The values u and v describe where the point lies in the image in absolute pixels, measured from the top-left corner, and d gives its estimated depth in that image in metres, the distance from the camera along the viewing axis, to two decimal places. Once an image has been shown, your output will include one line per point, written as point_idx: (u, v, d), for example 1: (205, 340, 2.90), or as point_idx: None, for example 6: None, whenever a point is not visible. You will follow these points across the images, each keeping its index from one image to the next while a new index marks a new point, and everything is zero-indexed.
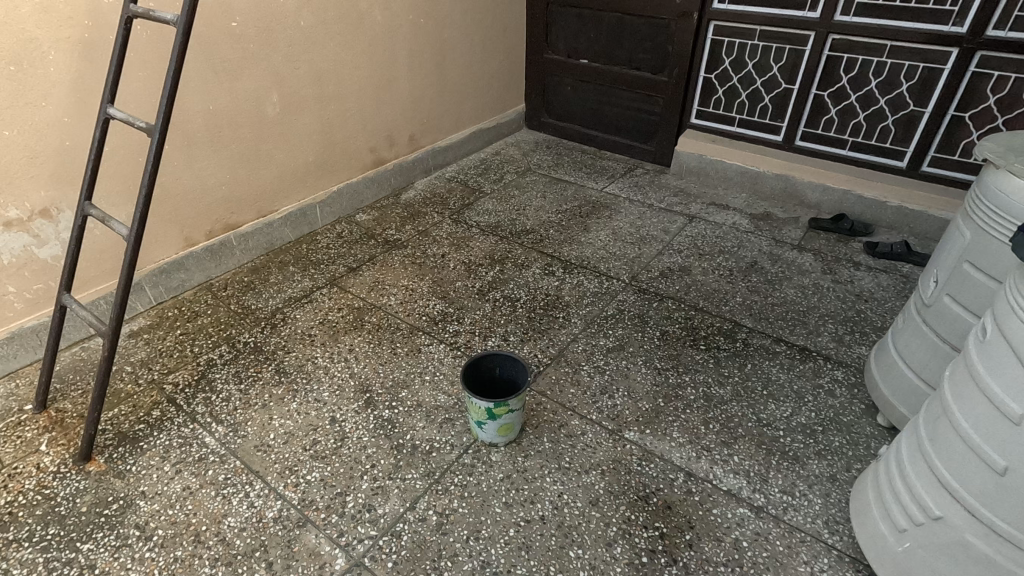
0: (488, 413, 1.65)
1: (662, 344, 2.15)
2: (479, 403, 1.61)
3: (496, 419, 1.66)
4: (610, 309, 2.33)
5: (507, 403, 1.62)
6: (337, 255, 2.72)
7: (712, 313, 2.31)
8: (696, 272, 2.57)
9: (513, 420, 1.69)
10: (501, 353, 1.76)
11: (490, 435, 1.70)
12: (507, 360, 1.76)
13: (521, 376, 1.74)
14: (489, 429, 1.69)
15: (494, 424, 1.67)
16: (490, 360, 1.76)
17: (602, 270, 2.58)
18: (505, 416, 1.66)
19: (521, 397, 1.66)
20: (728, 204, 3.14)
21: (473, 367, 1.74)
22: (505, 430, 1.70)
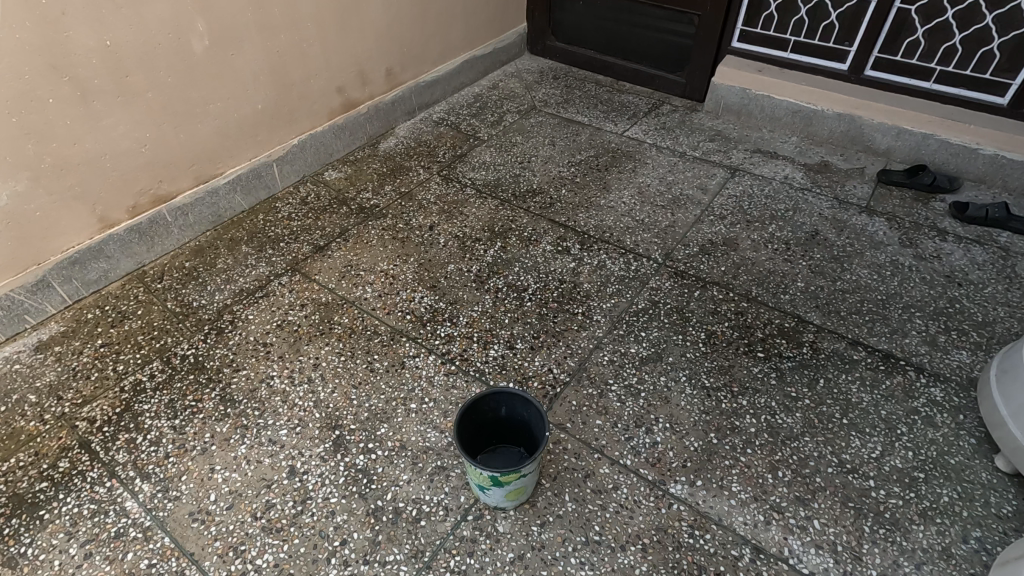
0: (494, 480, 1.23)
1: (710, 352, 1.70)
2: (482, 472, 1.20)
3: (504, 486, 1.25)
4: (641, 302, 1.87)
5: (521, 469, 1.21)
6: (301, 228, 2.20)
7: (768, 305, 1.85)
8: (744, 247, 2.08)
9: (527, 482, 1.28)
10: (509, 389, 1.33)
11: (496, 500, 1.30)
12: (518, 398, 1.33)
13: (538, 422, 1.32)
14: (494, 495, 1.28)
15: (502, 490, 1.27)
16: (490, 397, 1.34)
17: (629, 247, 2.10)
18: (517, 482, 1.25)
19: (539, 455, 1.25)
20: (777, 152, 2.58)
21: (469, 412, 1.32)
22: (516, 495, 1.30)
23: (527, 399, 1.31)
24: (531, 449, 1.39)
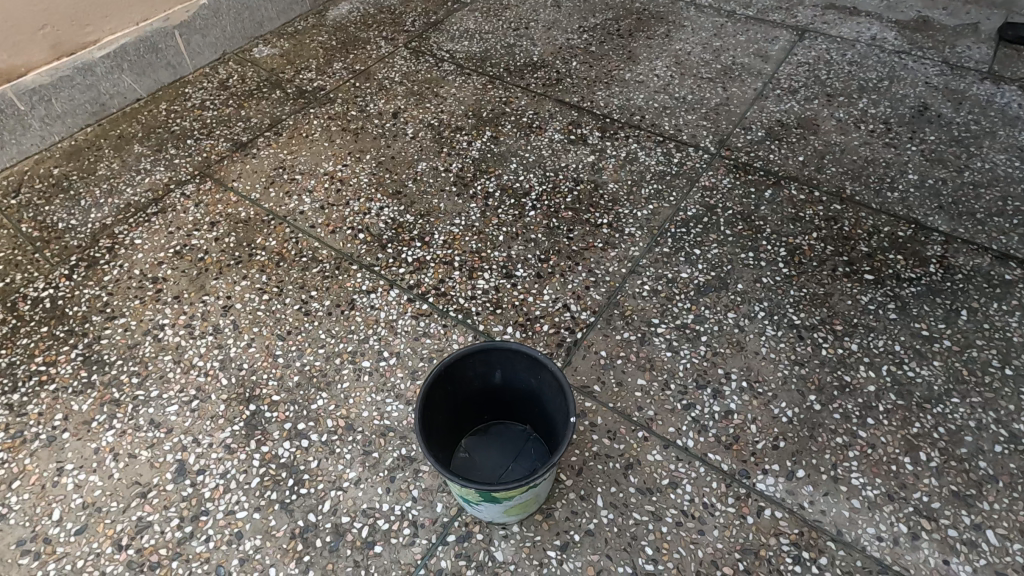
0: (484, 493, 0.76)
1: (796, 276, 1.18)
2: (463, 485, 0.72)
3: (501, 500, 0.77)
4: (690, 207, 1.32)
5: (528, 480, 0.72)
6: (216, 121, 1.60)
7: (871, 208, 1.31)
8: (828, 130, 1.50)
9: (538, 490, 0.81)
10: (505, 344, 0.82)
11: (490, 516, 0.83)
12: (520, 357, 0.83)
13: (554, 396, 0.82)
14: (487, 510, 0.81)
15: (498, 504, 0.80)
16: (476, 357, 0.83)
17: (668, 133, 1.51)
18: (521, 493, 0.78)
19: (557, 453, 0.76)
20: (858, 8, 1.93)
21: (442, 381, 0.82)
22: (520, 508, 0.83)
23: (536, 359, 0.81)
24: (542, 430, 0.91)
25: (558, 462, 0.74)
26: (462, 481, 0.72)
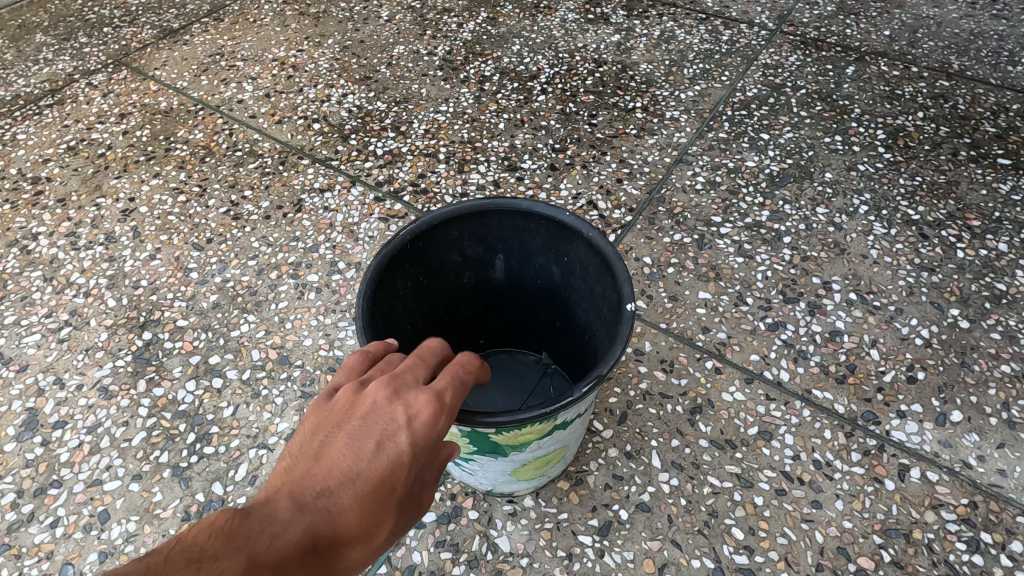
0: (472, 438, 0.46)
1: (904, 163, 0.87)
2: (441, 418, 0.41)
3: (503, 451, 0.48)
4: (750, 88, 1.01)
5: (554, 408, 0.42)
6: (143, 8, 1.28)
7: (990, 84, 0.99)
8: (916, 3, 1.18)
9: (563, 439, 0.51)
10: (513, 206, 0.52)
11: (483, 482, 0.54)
12: (537, 228, 0.53)
13: (591, 286, 0.53)
14: (478, 471, 0.51)
15: (498, 461, 0.50)
16: (465, 229, 0.54)
17: (713, 11, 1.19)
18: (537, 439, 0.48)
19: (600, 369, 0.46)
20: None
21: (411, 264, 0.52)
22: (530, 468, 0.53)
23: (561, 226, 0.51)
24: (570, 352, 0.61)
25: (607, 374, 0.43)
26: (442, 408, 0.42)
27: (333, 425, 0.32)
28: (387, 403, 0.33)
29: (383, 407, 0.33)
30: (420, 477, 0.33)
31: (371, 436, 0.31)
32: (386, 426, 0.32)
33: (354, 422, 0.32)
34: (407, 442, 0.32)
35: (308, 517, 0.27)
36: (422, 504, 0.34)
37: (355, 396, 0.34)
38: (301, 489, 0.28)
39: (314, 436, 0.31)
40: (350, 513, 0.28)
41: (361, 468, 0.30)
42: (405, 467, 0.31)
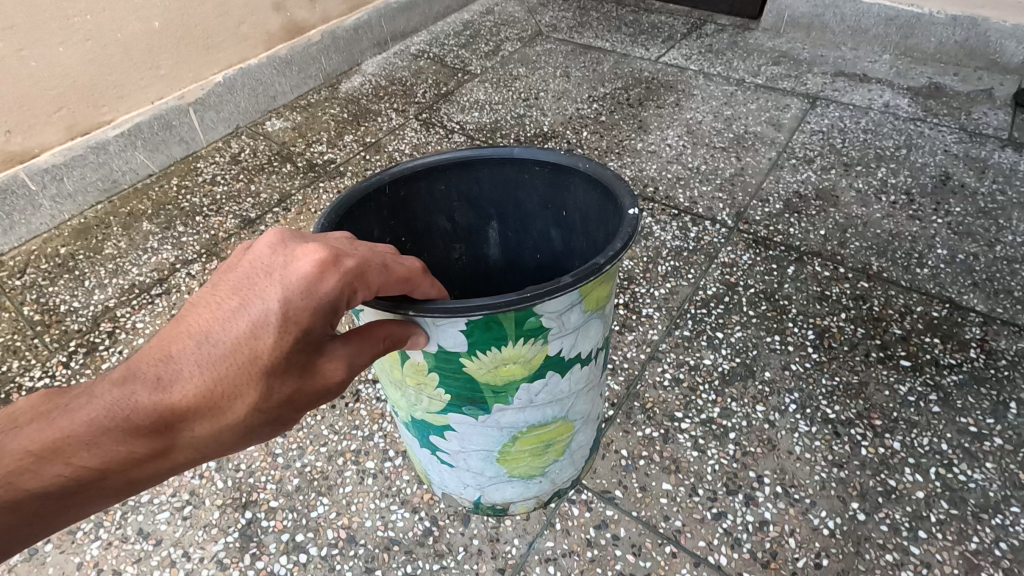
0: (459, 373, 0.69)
1: (826, 363, 1.11)
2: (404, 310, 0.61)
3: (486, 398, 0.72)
4: (710, 286, 1.27)
5: (526, 298, 0.60)
6: (226, 197, 1.60)
7: (901, 285, 1.24)
8: (848, 202, 1.46)
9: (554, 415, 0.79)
10: (488, 172, 0.85)
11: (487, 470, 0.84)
12: (530, 181, 0.84)
13: (585, 225, 0.83)
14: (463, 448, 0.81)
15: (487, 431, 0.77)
16: (451, 183, 0.84)
17: (683, 206, 1.48)
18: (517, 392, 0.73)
19: (594, 304, 0.70)
20: (868, 74, 1.95)
21: (389, 216, 0.82)
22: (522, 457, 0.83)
23: (554, 175, 0.81)
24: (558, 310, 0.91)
25: (604, 268, 0.64)
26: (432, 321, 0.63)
27: (226, 289, 0.54)
28: (269, 273, 0.54)
29: (265, 276, 0.54)
30: (303, 347, 0.54)
31: (241, 300, 0.53)
32: (260, 297, 0.53)
33: (233, 290, 0.54)
34: (271, 302, 0.52)
35: (176, 365, 0.51)
36: (309, 361, 0.55)
37: (252, 265, 0.56)
38: (179, 344, 0.52)
39: (211, 296, 0.54)
40: (206, 361, 0.51)
41: (229, 332, 0.52)
42: (265, 324, 0.52)
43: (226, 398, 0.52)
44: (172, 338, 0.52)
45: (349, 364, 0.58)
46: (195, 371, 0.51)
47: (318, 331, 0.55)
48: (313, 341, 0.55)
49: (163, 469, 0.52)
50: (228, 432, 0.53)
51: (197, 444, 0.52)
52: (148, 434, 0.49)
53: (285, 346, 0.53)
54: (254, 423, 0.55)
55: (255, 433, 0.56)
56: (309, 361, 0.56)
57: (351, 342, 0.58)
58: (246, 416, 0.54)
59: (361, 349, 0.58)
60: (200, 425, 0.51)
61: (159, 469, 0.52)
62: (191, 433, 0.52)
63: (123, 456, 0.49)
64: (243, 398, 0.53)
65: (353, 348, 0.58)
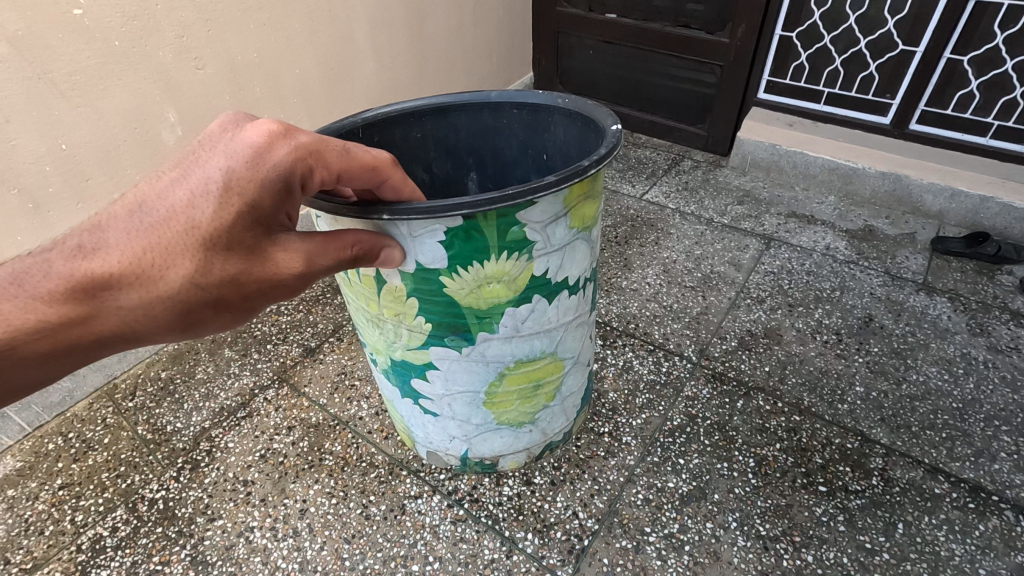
0: (446, 292, 1.06)
1: (762, 486, 1.45)
2: (377, 213, 0.92)
3: (470, 325, 1.12)
4: (676, 416, 1.62)
5: (493, 200, 0.90)
6: (290, 326, 1.99)
7: (825, 419, 1.59)
8: (789, 339, 1.83)
9: (532, 349, 1.23)
10: (466, 108, 1.31)
11: (486, 416, 1.35)
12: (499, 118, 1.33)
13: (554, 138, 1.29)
14: (447, 392, 1.27)
15: (473, 368, 1.22)
16: (436, 120, 1.32)
17: (657, 341, 1.86)
18: (500, 320, 1.13)
19: (577, 225, 1.09)
20: (815, 215, 2.36)
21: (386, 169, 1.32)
22: (512, 403, 1.33)
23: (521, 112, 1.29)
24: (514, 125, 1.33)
25: (588, 168, 0.96)
26: (409, 234, 0.98)
27: (195, 165, 0.84)
28: (226, 155, 0.83)
29: (222, 158, 0.83)
30: (251, 224, 0.84)
31: (204, 170, 0.83)
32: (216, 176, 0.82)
33: (203, 160, 0.84)
34: (224, 172, 0.82)
35: (158, 230, 0.81)
36: (260, 224, 0.85)
37: (218, 146, 0.85)
38: (159, 202, 0.82)
39: (187, 168, 0.84)
40: (178, 220, 0.81)
41: (193, 193, 0.82)
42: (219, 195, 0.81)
43: (161, 272, 0.81)
44: (153, 202, 0.82)
45: (303, 253, 0.88)
46: (169, 228, 0.81)
47: (271, 207, 0.85)
48: (257, 231, 0.85)
49: (111, 330, 0.84)
50: (165, 304, 0.83)
51: (136, 309, 0.82)
52: (95, 295, 0.80)
53: (234, 222, 0.82)
54: (195, 302, 0.85)
55: (197, 308, 0.86)
56: (259, 244, 0.85)
57: (311, 240, 0.89)
58: (180, 284, 0.82)
59: (323, 250, 0.89)
60: (135, 290, 0.81)
61: (109, 328, 0.84)
62: (125, 298, 0.81)
63: (81, 309, 0.80)
64: (179, 274, 0.81)
65: (301, 238, 0.88)
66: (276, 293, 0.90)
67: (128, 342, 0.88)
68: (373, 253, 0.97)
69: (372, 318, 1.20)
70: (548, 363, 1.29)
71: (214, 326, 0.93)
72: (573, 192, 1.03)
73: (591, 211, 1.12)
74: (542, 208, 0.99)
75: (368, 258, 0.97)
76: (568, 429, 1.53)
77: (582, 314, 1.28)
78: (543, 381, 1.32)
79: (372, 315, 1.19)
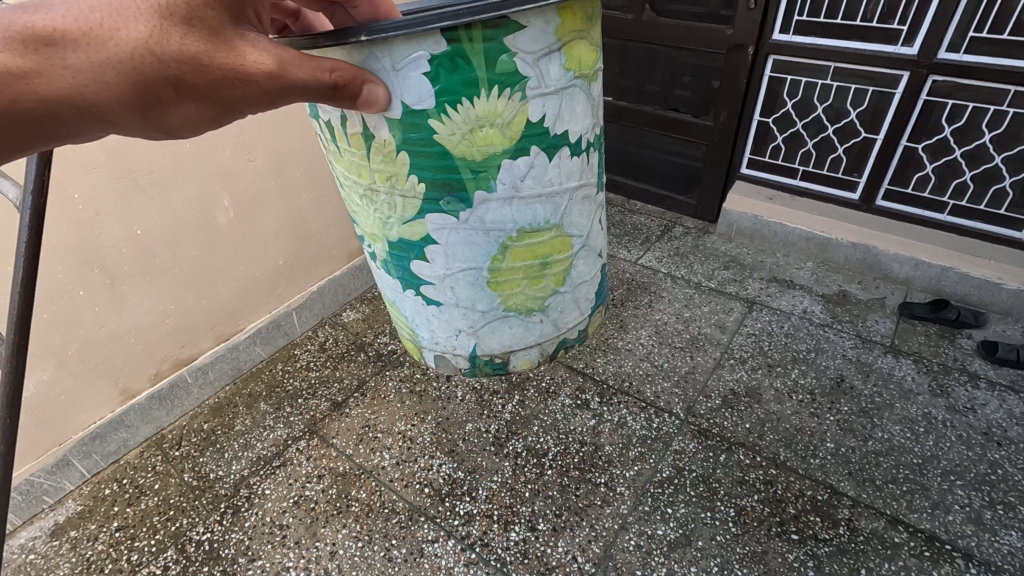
0: (438, 139, 1.28)
1: (741, 534, 1.63)
2: (352, 36, 1.07)
3: (467, 180, 1.35)
4: (665, 469, 1.82)
5: (472, 12, 1.08)
6: (319, 381, 2.21)
7: (798, 472, 1.78)
8: (768, 398, 2.04)
9: (535, 218, 1.48)
10: None
11: (495, 300, 1.67)
12: None
13: None
14: (449, 271, 1.58)
15: (474, 239, 1.49)
16: None
17: (649, 399, 2.06)
18: (496, 175, 1.35)
19: (568, 68, 1.30)
20: (794, 280, 2.59)
21: None
22: (519, 281, 1.62)
23: None
24: None
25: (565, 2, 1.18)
26: (393, 68, 1.17)
27: None
28: None
29: None
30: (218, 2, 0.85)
31: None
32: None
33: None
34: None
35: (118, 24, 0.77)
36: (233, 48, 0.86)
37: None
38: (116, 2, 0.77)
39: None
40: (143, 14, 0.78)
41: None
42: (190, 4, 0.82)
43: (113, 32, 0.76)
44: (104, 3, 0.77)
45: (277, 55, 0.90)
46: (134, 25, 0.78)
47: None
48: (219, 15, 0.86)
49: (56, 97, 0.75)
50: (121, 67, 0.78)
51: (86, 71, 0.75)
52: (39, 45, 0.72)
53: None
54: (158, 79, 0.81)
55: (158, 89, 0.82)
56: (227, 32, 0.86)
57: (286, 51, 0.92)
58: (138, 49, 0.78)
59: (300, 61, 0.93)
60: (87, 47, 0.75)
61: (53, 94, 0.74)
62: (76, 57, 0.74)
63: (22, 64, 0.71)
64: (136, 35, 0.78)
65: (274, 68, 0.90)
66: (245, 91, 0.89)
67: (65, 118, 0.77)
68: (349, 84, 1.05)
69: (367, 190, 1.48)
70: (552, 239, 1.56)
71: (171, 117, 0.88)
72: (562, 25, 1.23)
73: (583, 57, 1.32)
74: (533, 38, 1.19)
75: (342, 89, 1.04)
76: (579, 326, 1.91)
77: (582, 184, 1.52)
78: (551, 258, 1.60)
79: (366, 186, 1.46)
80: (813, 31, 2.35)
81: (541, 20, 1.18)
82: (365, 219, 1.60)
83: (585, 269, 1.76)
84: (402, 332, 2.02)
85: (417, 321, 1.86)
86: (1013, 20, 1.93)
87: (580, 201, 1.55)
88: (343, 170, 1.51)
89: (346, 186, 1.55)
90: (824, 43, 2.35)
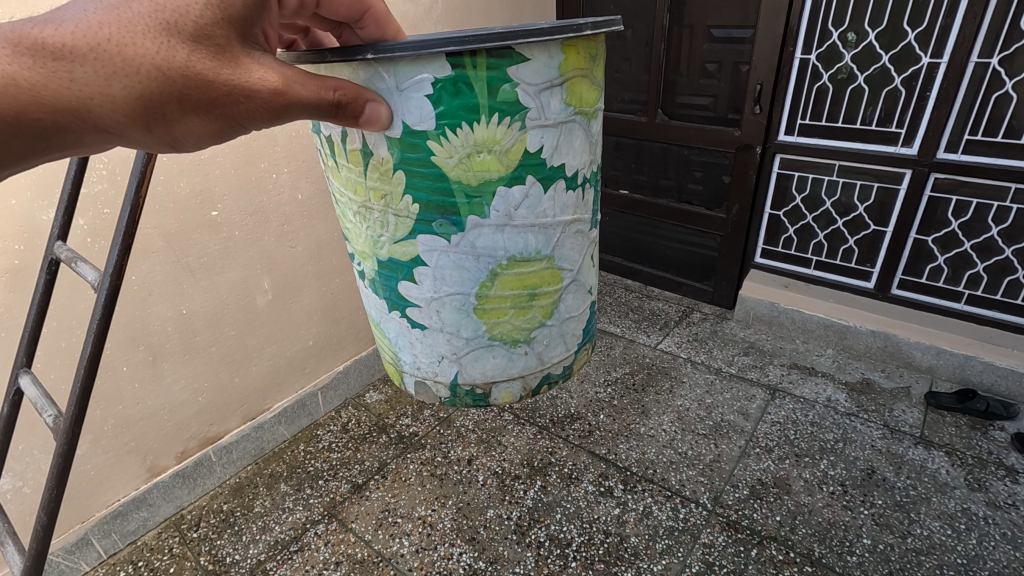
0: (434, 161, 0.93)
1: None
2: (362, 56, 0.86)
3: (459, 207, 0.96)
4: (694, 563, 1.75)
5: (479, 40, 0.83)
6: (340, 462, 2.22)
7: (835, 570, 1.70)
8: (797, 490, 1.98)
9: (526, 248, 1.04)
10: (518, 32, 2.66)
11: (477, 335, 1.12)
12: None
13: None
14: (437, 293, 1.07)
15: (462, 262, 1.02)
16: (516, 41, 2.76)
17: (674, 487, 2.02)
18: (491, 201, 0.96)
19: (574, 104, 0.99)
20: (815, 366, 2.60)
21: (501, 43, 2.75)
22: (505, 312, 1.10)
23: None
24: None
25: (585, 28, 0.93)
26: (396, 88, 0.89)
27: None
28: None
29: None
30: (217, 17, 0.82)
31: None
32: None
33: None
34: None
35: (121, 37, 0.77)
36: (232, 68, 0.82)
37: None
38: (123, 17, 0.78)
39: None
40: (143, 30, 0.78)
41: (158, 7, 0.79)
42: (189, 21, 0.80)
43: (120, 47, 0.77)
44: (113, 16, 0.77)
45: (282, 73, 0.84)
46: (136, 39, 0.77)
47: (245, 10, 0.85)
48: (228, 33, 0.84)
49: (62, 108, 0.76)
50: (126, 81, 0.77)
51: (92, 84, 0.76)
52: (48, 58, 0.74)
53: (201, 14, 0.81)
54: (160, 94, 0.80)
55: (160, 104, 0.80)
56: (230, 50, 0.83)
57: (293, 71, 0.85)
58: (143, 64, 0.78)
59: (301, 80, 0.84)
60: (94, 61, 0.76)
61: (59, 104, 0.76)
62: (83, 72, 0.76)
63: (29, 77, 0.73)
64: (143, 51, 0.77)
65: (273, 91, 0.83)
66: (248, 109, 0.84)
67: (67, 131, 0.78)
68: (357, 105, 0.88)
69: (361, 210, 1.06)
70: (543, 269, 1.08)
71: (179, 135, 0.86)
72: (567, 61, 0.95)
73: (588, 97, 1.02)
74: (535, 68, 0.91)
75: (354, 111, 0.88)
76: (568, 363, 1.28)
77: (579, 216, 1.10)
78: (539, 291, 1.11)
79: (360, 204, 1.05)
80: (815, 132, 2.53)
81: (546, 51, 0.91)
82: (353, 236, 1.14)
83: (575, 305, 1.23)
84: (381, 355, 1.34)
85: (398, 346, 1.23)
86: (1004, 124, 2.08)
87: (578, 234, 1.12)
88: (337, 186, 1.10)
89: (339, 204, 1.13)
90: (827, 140, 2.51)
